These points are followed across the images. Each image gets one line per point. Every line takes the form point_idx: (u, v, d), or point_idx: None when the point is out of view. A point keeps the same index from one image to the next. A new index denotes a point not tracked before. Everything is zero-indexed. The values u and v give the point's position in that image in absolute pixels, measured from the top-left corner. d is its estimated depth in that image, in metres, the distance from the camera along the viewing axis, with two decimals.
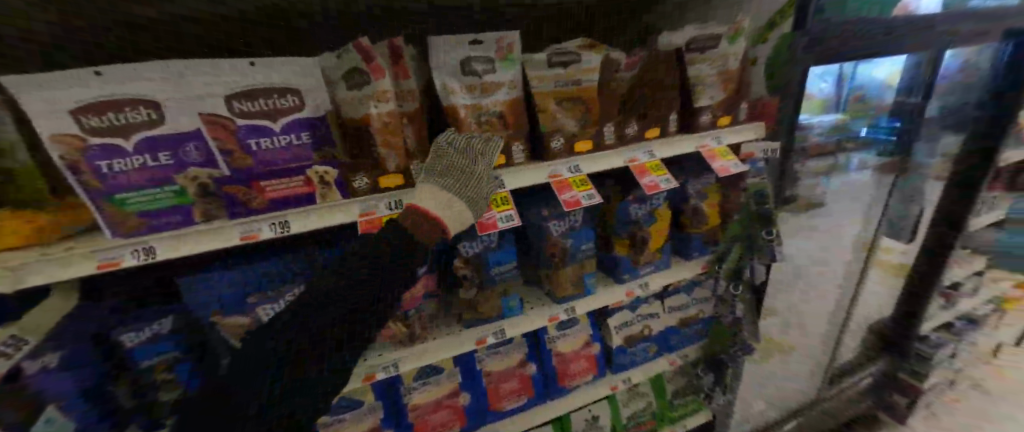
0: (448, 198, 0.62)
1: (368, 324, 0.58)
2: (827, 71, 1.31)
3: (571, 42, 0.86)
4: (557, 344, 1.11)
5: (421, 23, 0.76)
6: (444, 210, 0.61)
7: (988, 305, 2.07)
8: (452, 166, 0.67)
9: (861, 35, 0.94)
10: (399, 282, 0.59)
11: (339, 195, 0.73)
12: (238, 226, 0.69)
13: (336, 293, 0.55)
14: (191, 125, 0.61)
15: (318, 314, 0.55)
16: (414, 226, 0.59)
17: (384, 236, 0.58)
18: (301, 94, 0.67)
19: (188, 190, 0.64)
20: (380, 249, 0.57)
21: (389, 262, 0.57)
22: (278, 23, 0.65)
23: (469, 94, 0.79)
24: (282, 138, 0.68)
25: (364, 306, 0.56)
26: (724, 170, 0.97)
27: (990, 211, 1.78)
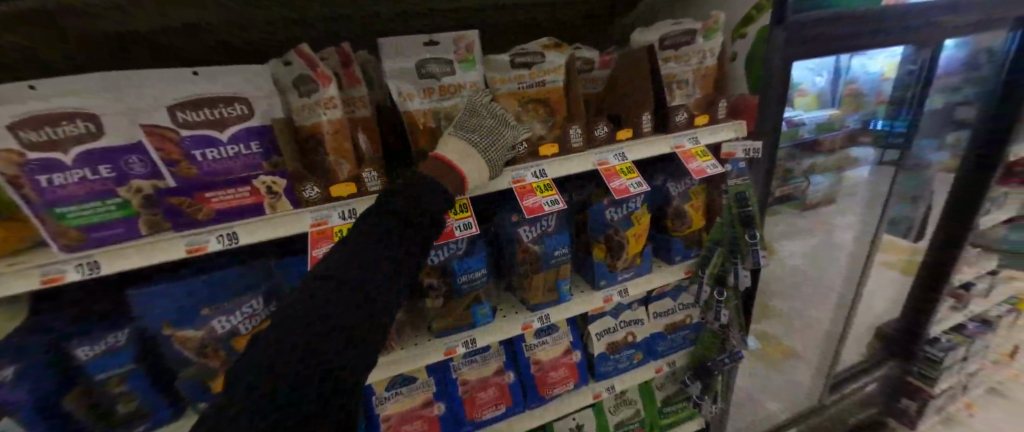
0: (469, 160, 0.68)
1: (356, 325, 0.51)
2: (822, 65, 1.28)
3: (535, 42, 0.84)
4: (536, 352, 1.08)
5: (407, 23, 0.87)
6: (465, 168, 0.68)
7: (1005, 305, 1.97)
8: (478, 124, 0.72)
9: (846, 26, 0.90)
10: (383, 275, 0.55)
11: (290, 205, 0.69)
12: (186, 237, 0.63)
13: (298, 307, 0.51)
14: (129, 137, 0.59)
15: (299, 317, 0.50)
16: (442, 176, 0.65)
17: (359, 232, 0.58)
18: (248, 102, 0.66)
19: (132, 203, 0.60)
20: (349, 250, 0.56)
21: (354, 263, 0.55)
22: (276, 23, 0.72)
23: (427, 98, 0.75)
24: (230, 148, 0.66)
25: (331, 311, 0.51)
26: (700, 171, 0.91)
27: (1002, 209, 1.67)
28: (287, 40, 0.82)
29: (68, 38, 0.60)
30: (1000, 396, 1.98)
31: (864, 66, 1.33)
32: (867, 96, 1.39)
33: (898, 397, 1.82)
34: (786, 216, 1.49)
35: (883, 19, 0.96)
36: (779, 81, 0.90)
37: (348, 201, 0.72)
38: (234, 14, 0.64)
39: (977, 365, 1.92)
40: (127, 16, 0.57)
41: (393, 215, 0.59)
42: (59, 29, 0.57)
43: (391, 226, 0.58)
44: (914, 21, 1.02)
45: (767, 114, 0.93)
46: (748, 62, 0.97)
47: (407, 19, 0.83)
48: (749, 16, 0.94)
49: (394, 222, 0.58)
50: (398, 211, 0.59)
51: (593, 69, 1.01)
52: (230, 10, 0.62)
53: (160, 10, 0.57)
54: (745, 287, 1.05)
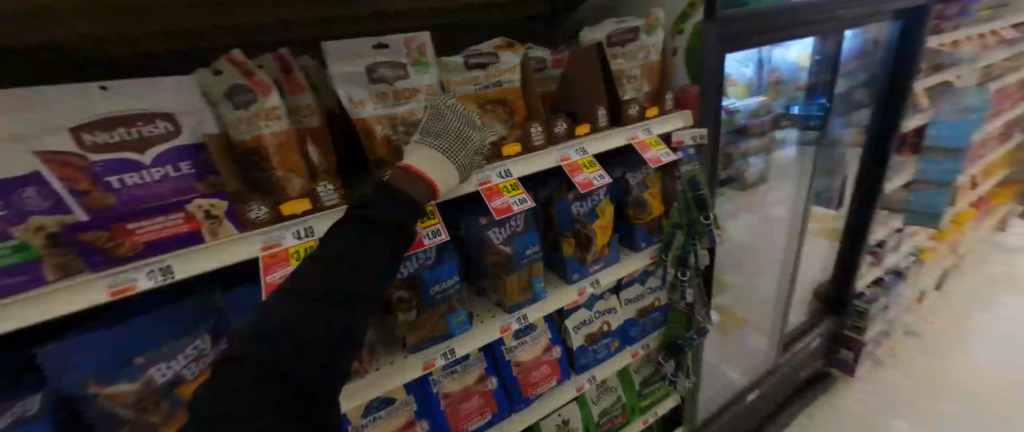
0: (438, 165, 0.66)
1: (326, 349, 0.48)
2: (747, 57, 1.40)
3: (486, 43, 0.84)
4: (516, 354, 1.06)
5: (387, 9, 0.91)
6: (435, 175, 0.65)
7: (911, 257, 2.27)
8: (446, 127, 0.70)
9: (763, 22, 0.99)
10: (352, 292, 0.52)
11: (233, 228, 0.61)
12: (106, 277, 0.52)
13: (260, 334, 0.46)
14: (22, 166, 0.48)
15: (262, 346, 0.45)
16: (406, 182, 0.61)
17: (320, 248, 0.53)
18: (173, 118, 0.59)
19: (34, 243, 0.48)
20: (319, 266, 0.51)
21: (322, 281, 0.50)
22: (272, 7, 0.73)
23: (381, 104, 0.71)
24: (154, 171, 0.58)
25: (299, 335, 0.47)
26: (656, 160, 0.94)
27: (900, 174, 1.92)
28: (254, 30, 0.82)
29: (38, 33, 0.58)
30: (914, 337, 2.33)
31: (782, 56, 1.47)
32: (786, 83, 1.54)
33: (837, 349, 2.07)
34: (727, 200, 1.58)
35: (796, 14, 1.07)
36: (711, 75, 0.97)
37: (302, 218, 0.66)
38: None
39: (894, 312, 2.20)
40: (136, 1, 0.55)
41: (356, 227, 0.55)
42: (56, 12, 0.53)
43: (356, 239, 0.54)
44: (819, 15, 1.15)
45: (709, 106, 1.01)
46: (686, 57, 1.03)
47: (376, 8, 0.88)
48: (685, 12, 0.99)
49: (360, 235, 0.54)
50: (362, 222, 0.56)
51: (547, 68, 1.03)
52: None
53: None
54: (704, 265, 1.11)
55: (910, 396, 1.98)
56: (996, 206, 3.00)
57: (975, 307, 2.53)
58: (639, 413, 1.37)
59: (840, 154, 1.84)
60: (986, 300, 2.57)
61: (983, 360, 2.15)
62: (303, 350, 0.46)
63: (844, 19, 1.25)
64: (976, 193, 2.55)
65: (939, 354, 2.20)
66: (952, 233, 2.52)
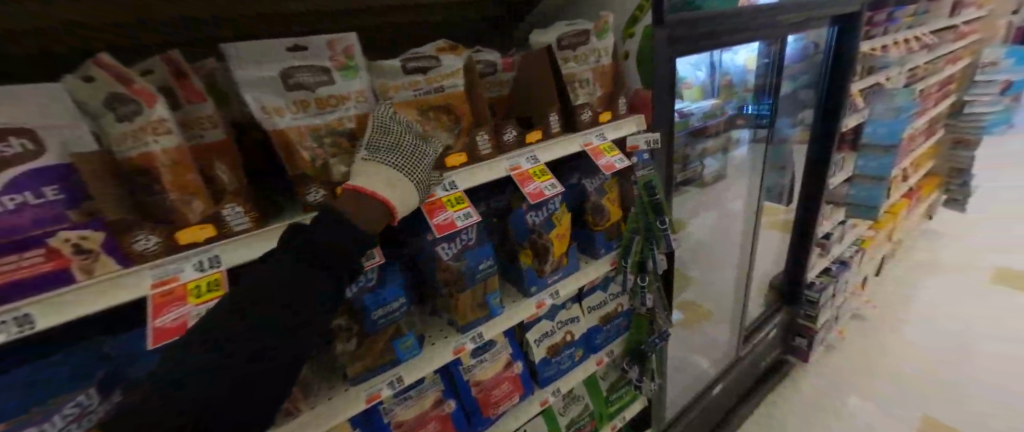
0: (395, 186, 0.63)
1: (270, 380, 0.48)
2: (700, 61, 1.42)
3: (427, 46, 0.77)
4: (475, 373, 0.99)
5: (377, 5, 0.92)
6: (392, 195, 0.62)
7: (854, 247, 2.42)
8: (395, 142, 0.65)
9: (709, 30, 1.00)
10: (296, 329, 0.49)
11: (115, 263, 0.52)
12: None
13: (189, 374, 0.43)
14: None
15: (194, 385, 0.43)
16: (358, 206, 0.58)
17: (254, 279, 0.49)
18: (35, 134, 0.47)
19: None
20: (255, 297, 0.48)
21: (258, 313, 0.47)
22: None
23: (303, 113, 0.63)
24: (6, 198, 0.44)
25: (238, 370, 0.45)
26: (609, 167, 0.91)
27: (841, 170, 2.03)
28: (250, 28, 0.82)
29: (25, 17, 0.57)
30: (859, 320, 2.50)
31: (731, 60, 1.47)
32: (737, 87, 1.55)
33: (792, 337, 2.19)
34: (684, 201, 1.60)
35: (741, 18, 1.08)
36: (665, 80, 0.96)
37: (206, 247, 0.57)
38: None
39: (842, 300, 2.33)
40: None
41: (297, 257, 0.51)
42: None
43: (297, 271, 0.50)
44: (763, 19, 1.17)
45: (662, 113, 1.00)
46: (638, 61, 1.01)
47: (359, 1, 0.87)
48: (635, 16, 0.97)
49: (297, 265, 0.50)
50: (304, 253, 0.51)
51: (498, 71, 0.97)
52: None
53: None
54: (663, 269, 1.09)
55: (854, 375, 2.12)
56: (924, 196, 3.24)
57: (909, 289, 2.74)
58: (607, 419, 1.34)
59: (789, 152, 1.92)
60: (918, 282, 2.79)
61: (915, 337, 2.34)
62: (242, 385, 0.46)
63: (786, 22, 1.28)
64: (907, 185, 2.74)
65: (879, 334, 2.38)
66: (888, 223, 2.69)
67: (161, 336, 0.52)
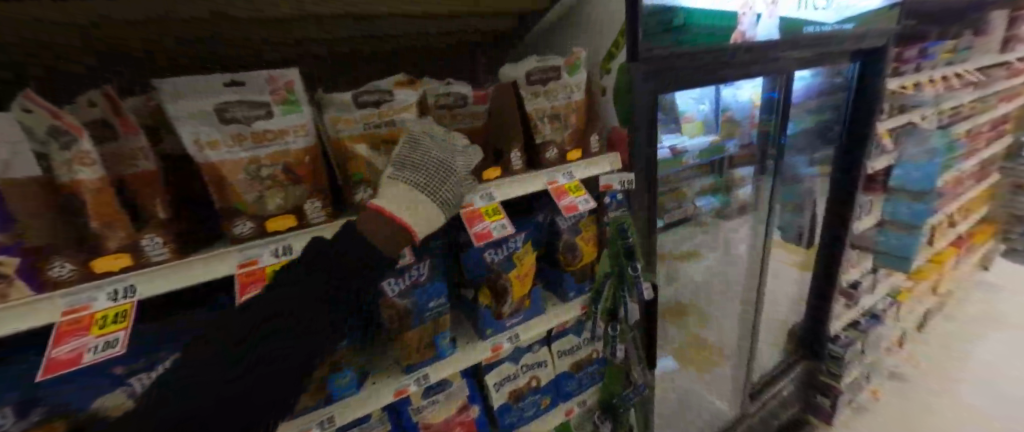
0: (417, 204, 0.60)
1: (281, 383, 0.47)
2: (704, 94, 1.37)
3: (383, 80, 0.76)
4: (424, 415, 0.94)
5: (383, 36, 0.90)
6: (411, 216, 0.59)
7: (888, 299, 2.17)
8: (421, 162, 0.64)
9: (690, 66, 0.96)
10: (301, 344, 0.48)
11: (30, 289, 0.52)
12: None
13: (203, 369, 0.44)
14: None
15: (194, 394, 0.43)
16: (375, 230, 0.56)
17: (272, 291, 0.50)
18: None
19: None
20: (273, 299, 0.49)
21: (273, 317, 0.48)
22: (272, 27, 0.74)
23: (240, 146, 0.63)
24: None
25: (250, 368, 0.45)
26: (571, 208, 0.86)
27: (869, 214, 1.85)
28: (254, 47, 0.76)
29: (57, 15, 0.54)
30: (899, 381, 2.20)
31: (733, 95, 1.39)
32: (740, 123, 1.45)
33: (814, 393, 1.93)
34: (679, 239, 1.51)
35: (729, 54, 1.03)
36: (642, 117, 0.90)
37: (122, 276, 0.57)
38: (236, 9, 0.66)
39: (873, 357, 2.08)
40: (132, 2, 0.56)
41: (314, 271, 0.52)
42: (51, 13, 0.53)
43: (310, 285, 0.50)
44: (759, 55, 1.11)
45: (641, 153, 0.92)
46: (614, 96, 0.96)
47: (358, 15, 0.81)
48: (611, 52, 0.94)
49: (312, 274, 0.51)
50: (320, 268, 0.52)
51: (469, 104, 0.94)
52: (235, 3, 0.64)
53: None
54: (636, 319, 1.02)
55: None
56: (975, 244, 2.92)
57: (959, 347, 2.41)
58: None
59: (807, 192, 1.79)
60: (971, 341, 2.46)
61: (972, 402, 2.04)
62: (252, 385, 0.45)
63: (792, 57, 1.20)
64: (953, 231, 2.47)
65: (921, 399, 2.09)
66: (931, 274, 2.41)
67: (52, 368, 0.51)
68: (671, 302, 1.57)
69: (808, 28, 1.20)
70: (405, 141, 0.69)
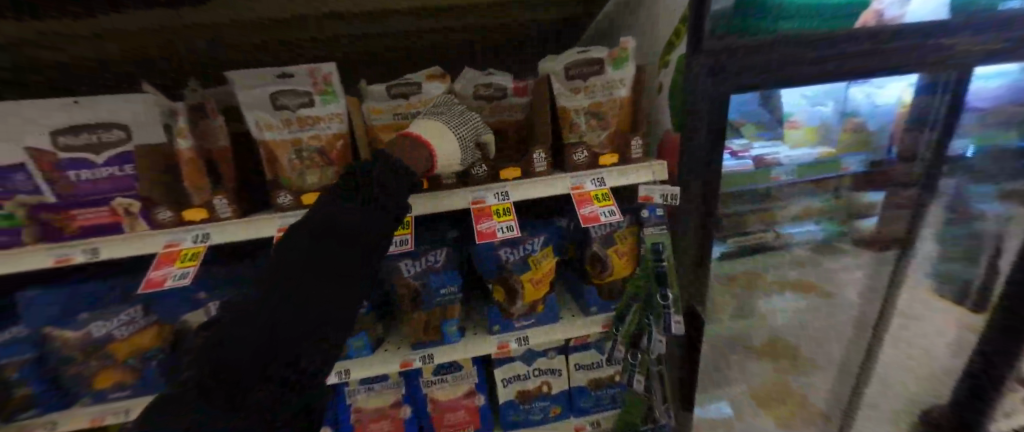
0: (442, 133, 0.70)
1: (310, 318, 0.55)
2: (821, 92, 1.08)
3: (417, 74, 0.81)
4: (433, 390, 1.05)
5: (382, 44, 0.98)
6: (437, 141, 0.69)
7: None
8: (445, 110, 0.75)
9: (793, 56, 0.72)
10: (303, 324, 0.55)
11: (147, 225, 0.73)
12: (55, 250, 0.69)
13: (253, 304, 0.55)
14: (16, 159, 0.66)
15: (226, 349, 0.54)
16: (404, 152, 0.66)
17: (284, 266, 0.56)
18: (126, 128, 0.70)
19: (18, 214, 0.67)
20: (301, 248, 0.57)
21: (301, 265, 0.56)
22: (279, 39, 0.88)
23: (288, 129, 0.74)
24: (104, 170, 0.70)
25: (285, 304, 0.54)
26: (591, 218, 0.79)
27: None
28: (255, 51, 0.93)
29: (71, 31, 0.69)
30: None
31: (868, 95, 1.09)
32: (872, 134, 1.12)
33: None
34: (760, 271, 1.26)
35: (863, 40, 0.74)
36: (698, 123, 0.75)
37: (201, 225, 0.73)
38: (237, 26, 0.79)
39: None
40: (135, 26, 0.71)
41: (318, 256, 0.56)
42: (72, 32, 0.70)
43: (316, 269, 0.56)
44: (921, 42, 0.78)
45: (698, 160, 0.78)
46: (672, 91, 0.84)
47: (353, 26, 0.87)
48: (672, 41, 0.81)
49: (327, 231, 0.57)
50: (323, 253, 0.56)
51: (508, 96, 0.90)
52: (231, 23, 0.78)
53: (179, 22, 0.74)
54: (660, 354, 0.92)
55: None
56: None
57: None
58: None
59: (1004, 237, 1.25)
60: None
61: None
62: (286, 318, 0.54)
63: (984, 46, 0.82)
64: None
65: None
66: None
67: (150, 285, 0.68)
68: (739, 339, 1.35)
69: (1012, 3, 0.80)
70: (437, 101, 0.80)
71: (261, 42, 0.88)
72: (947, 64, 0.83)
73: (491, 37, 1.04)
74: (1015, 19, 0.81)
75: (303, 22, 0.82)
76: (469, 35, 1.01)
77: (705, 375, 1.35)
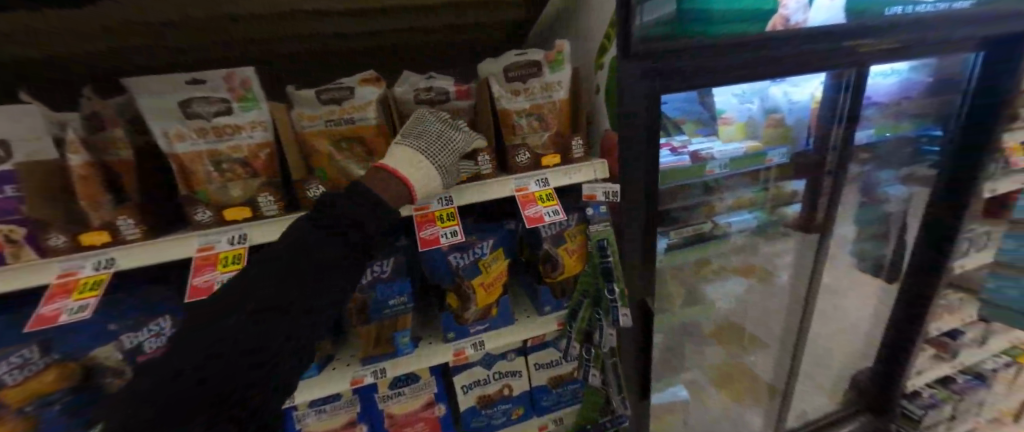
0: (419, 166, 0.67)
1: (275, 338, 0.51)
2: (748, 91, 1.19)
3: (350, 77, 0.77)
4: (390, 405, 1.01)
5: (388, 47, 1.02)
6: (413, 175, 0.66)
7: (1004, 358, 1.67)
8: (423, 130, 0.71)
9: (714, 59, 0.77)
10: (266, 344, 0.50)
11: (34, 253, 0.63)
12: None
13: (207, 325, 0.49)
14: None
15: (169, 379, 0.46)
16: (382, 183, 0.64)
17: (242, 284, 0.52)
18: (6, 145, 0.60)
19: None
20: (269, 265, 0.54)
21: (268, 281, 0.52)
22: (275, 40, 0.88)
23: (203, 139, 0.68)
24: None
25: (246, 323, 0.50)
26: (535, 219, 0.79)
27: (979, 251, 1.43)
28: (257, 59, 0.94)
29: (63, 32, 0.68)
30: None
31: (785, 93, 1.20)
32: (792, 128, 1.21)
33: None
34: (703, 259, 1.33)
35: (772, 46, 0.80)
36: (633, 123, 0.77)
37: (104, 249, 0.65)
38: (231, 26, 0.78)
39: (970, 424, 1.65)
40: (127, 27, 0.70)
41: (285, 275, 0.53)
42: (66, 33, 0.69)
43: (281, 288, 0.52)
44: (824, 46, 0.85)
45: (638, 168, 0.81)
46: (608, 93, 0.87)
47: (357, 26, 0.89)
48: (604, 45, 0.84)
49: (301, 245, 0.55)
50: (290, 271, 0.53)
51: (451, 99, 0.87)
52: (225, 22, 0.76)
53: (166, 23, 0.72)
54: (612, 347, 0.96)
55: None
56: None
57: None
58: None
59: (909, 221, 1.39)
60: None
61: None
62: (246, 340, 0.49)
63: (879, 48, 0.90)
64: None
65: None
66: None
67: (38, 322, 0.59)
68: (688, 324, 1.43)
69: (896, 8, 0.87)
70: (415, 115, 0.76)
71: (259, 44, 0.88)
72: (849, 65, 0.91)
73: (489, 37, 1.11)
74: (905, 25, 0.89)
75: (299, 17, 0.80)
76: (472, 34, 1.06)
77: (659, 362, 1.41)
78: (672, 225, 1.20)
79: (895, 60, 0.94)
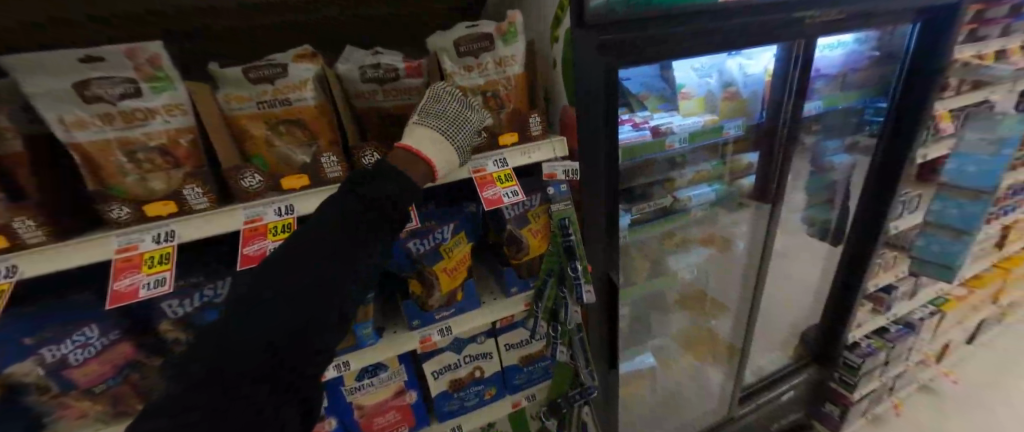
0: (438, 144, 0.64)
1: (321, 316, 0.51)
2: (708, 65, 1.20)
3: (284, 55, 0.71)
4: (358, 396, 0.98)
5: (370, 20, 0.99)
6: (434, 153, 0.64)
7: (928, 307, 1.85)
8: (442, 110, 0.68)
9: (672, 27, 0.74)
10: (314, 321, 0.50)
11: None
12: None
13: (263, 300, 0.48)
14: None
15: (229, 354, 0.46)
16: (407, 165, 0.61)
17: (244, 310, 0.48)
18: None
19: None
20: (315, 240, 0.52)
21: (312, 257, 0.51)
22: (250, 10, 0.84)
23: (109, 126, 0.60)
24: None
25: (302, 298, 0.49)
26: (494, 201, 0.76)
27: (910, 212, 1.55)
28: (232, 37, 0.89)
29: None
30: (930, 394, 1.95)
31: (743, 66, 1.21)
32: (748, 101, 1.22)
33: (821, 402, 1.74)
34: (666, 232, 1.37)
35: (728, 14, 0.79)
36: (591, 97, 0.74)
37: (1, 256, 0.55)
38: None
39: (902, 368, 1.82)
40: None
41: (282, 294, 0.49)
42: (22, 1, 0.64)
43: (286, 311, 0.48)
44: (775, 14, 0.84)
45: (599, 149, 0.78)
46: (564, 68, 0.85)
47: None
48: (558, 15, 0.81)
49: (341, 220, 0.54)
50: (290, 289, 0.49)
51: (401, 78, 0.80)
52: None
53: None
54: (578, 322, 0.98)
55: None
56: None
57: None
58: None
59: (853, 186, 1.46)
60: None
61: (1016, 426, 1.77)
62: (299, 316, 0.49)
63: (829, 16, 0.91)
64: None
65: (959, 417, 1.83)
66: (994, 280, 2.01)
67: None
68: (654, 295, 1.48)
69: None
70: (430, 90, 0.72)
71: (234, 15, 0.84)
72: (802, 31, 0.90)
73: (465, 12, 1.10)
74: None
75: None
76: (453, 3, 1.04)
77: (628, 334, 1.45)
78: (636, 201, 1.21)
79: (843, 29, 0.96)
